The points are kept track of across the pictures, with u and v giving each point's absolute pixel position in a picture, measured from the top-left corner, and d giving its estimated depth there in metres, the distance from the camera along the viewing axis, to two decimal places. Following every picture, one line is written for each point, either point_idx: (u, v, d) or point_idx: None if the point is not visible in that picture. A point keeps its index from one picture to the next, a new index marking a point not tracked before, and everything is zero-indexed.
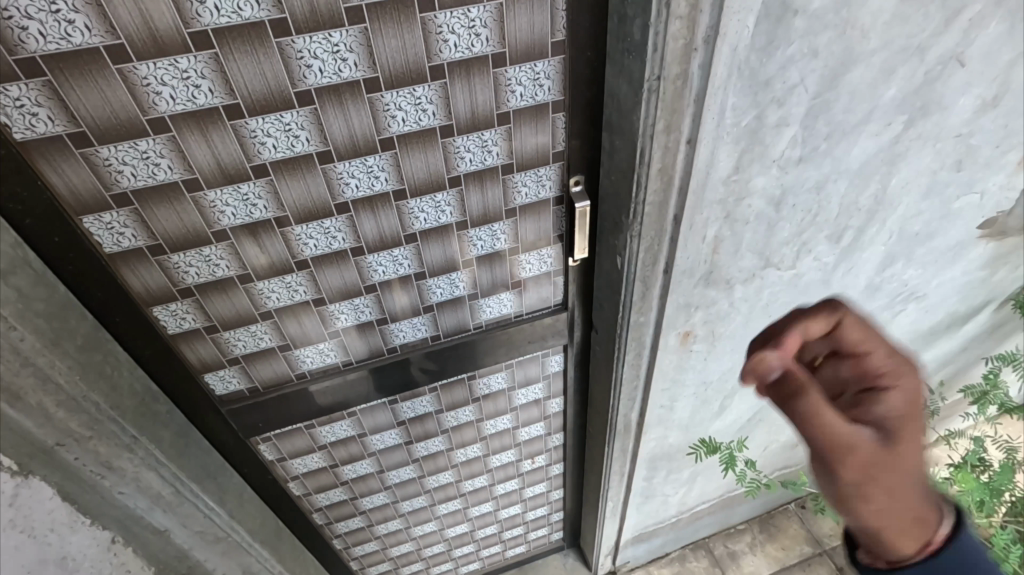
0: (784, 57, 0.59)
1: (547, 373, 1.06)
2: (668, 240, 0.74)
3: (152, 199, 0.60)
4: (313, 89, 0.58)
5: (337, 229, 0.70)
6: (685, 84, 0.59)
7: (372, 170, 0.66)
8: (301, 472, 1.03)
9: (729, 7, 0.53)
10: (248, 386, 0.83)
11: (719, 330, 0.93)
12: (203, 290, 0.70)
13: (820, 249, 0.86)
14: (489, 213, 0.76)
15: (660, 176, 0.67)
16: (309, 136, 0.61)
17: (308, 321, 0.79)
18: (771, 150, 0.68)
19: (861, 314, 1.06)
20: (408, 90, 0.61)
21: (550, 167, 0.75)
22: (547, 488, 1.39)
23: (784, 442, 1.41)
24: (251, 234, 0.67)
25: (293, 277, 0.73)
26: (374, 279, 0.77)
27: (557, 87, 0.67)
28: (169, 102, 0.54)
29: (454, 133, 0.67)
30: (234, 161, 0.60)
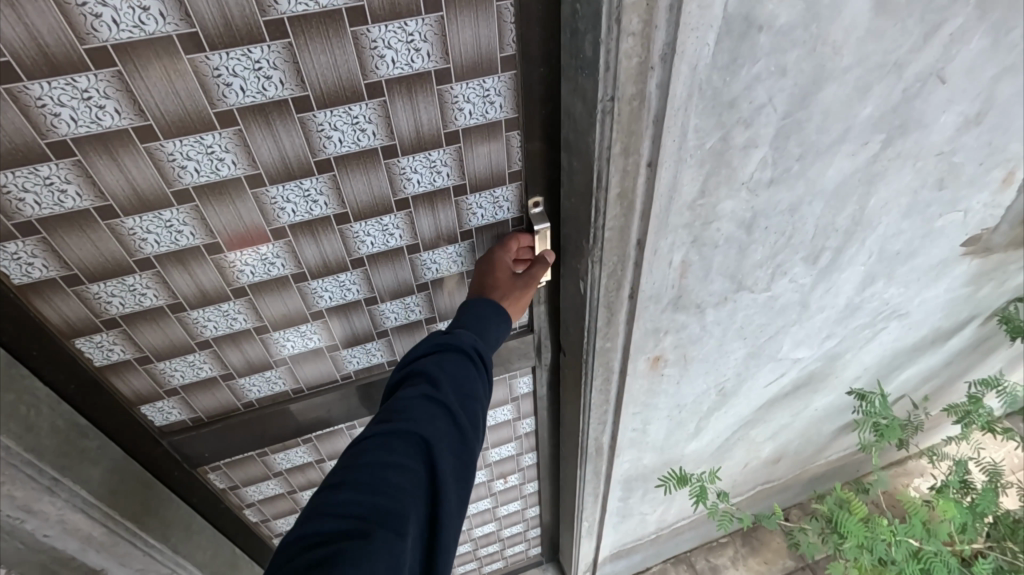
0: (750, 75, 0.54)
1: (516, 395, 1.02)
2: (631, 265, 0.70)
3: (62, 227, 0.55)
4: (235, 108, 0.53)
5: (275, 256, 0.66)
6: (642, 105, 0.54)
7: (311, 195, 0.62)
8: (257, 499, 0.99)
9: (687, 23, 0.49)
10: (191, 416, 0.79)
11: (692, 354, 0.88)
12: (129, 320, 0.65)
13: (796, 270, 0.82)
14: (442, 235, 0.73)
15: (620, 201, 0.62)
16: (235, 159, 0.56)
17: (251, 349, 0.74)
18: (739, 172, 0.63)
19: (841, 333, 1.02)
20: (344, 110, 0.57)
21: (506, 187, 0.71)
22: (522, 506, 1.35)
23: (765, 459, 1.38)
24: (180, 262, 0.62)
25: (230, 305, 0.68)
26: (320, 305, 0.73)
27: (508, 104, 0.63)
28: (70, 124, 0.49)
29: (398, 155, 0.63)
30: (152, 187, 0.55)
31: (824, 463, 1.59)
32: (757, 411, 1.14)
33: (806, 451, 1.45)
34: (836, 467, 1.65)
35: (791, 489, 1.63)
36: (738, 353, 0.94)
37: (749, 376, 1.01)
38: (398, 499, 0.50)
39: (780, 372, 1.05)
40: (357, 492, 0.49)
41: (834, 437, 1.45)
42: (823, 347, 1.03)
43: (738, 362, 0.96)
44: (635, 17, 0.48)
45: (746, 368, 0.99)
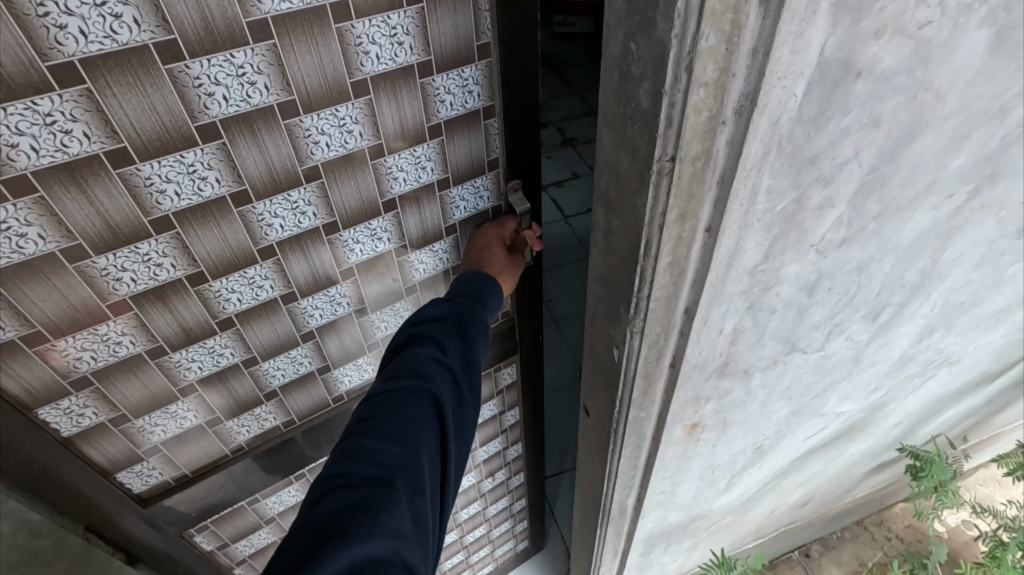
0: (837, 128, 0.45)
1: (501, 389, 0.94)
2: (675, 334, 0.60)
3: (19, 276, 0.44)
4: (219, 121, 0.44)
5: (263, 277, 0.56)
6: (706, 165, 0.44)
7: (297, 205, 0.53)
8: (247, 554, 0.83)
9: (774, 71, 0.38)
10: (175, 476, 0.65)
11: (732, 418, 0.79)
12: (104, 376, 0.52)
13: (854, 328, 0.73)
14: (428, 234, 0.65)
15: (670, 270, 0.52)
16: (219, 176, 0.47)
17: (240, 387, 0.63)
18: (809, 234, 0.54)
19: (889, 384, 0.92)
20: (330, 112, 0.49)
21: (486, 177, 0.65)
22: (508, 502, 1.25)
23: (793, 503, 1.28)
24: (155, 298, 0.51)
25: (216, 339, 0.57)
26: (310, 326, 0.63)
27: (486, 93, 0.58)
28: (30, 155, 0.39)
29: (386, 153, 0.55)
30: (127, 216, 0.45)
31: (850, 500, 1.50)
32: (791, 462, 1.05)
33: (836, 491, 1.35)
34: (861, 503, 1.56)
35: (814, 526, 1.54)
36: (781, 412, 0.84)
37: (790, 432, 0.92)
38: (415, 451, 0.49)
39: (821, 426, 0.95)
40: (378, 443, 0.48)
41: (865, 476, 1.35)
42: (869, 399, 0.94)
43: (780, 420, 0.86)
44: (710, 65, 0.38)
45: (787, 425, 0.89)
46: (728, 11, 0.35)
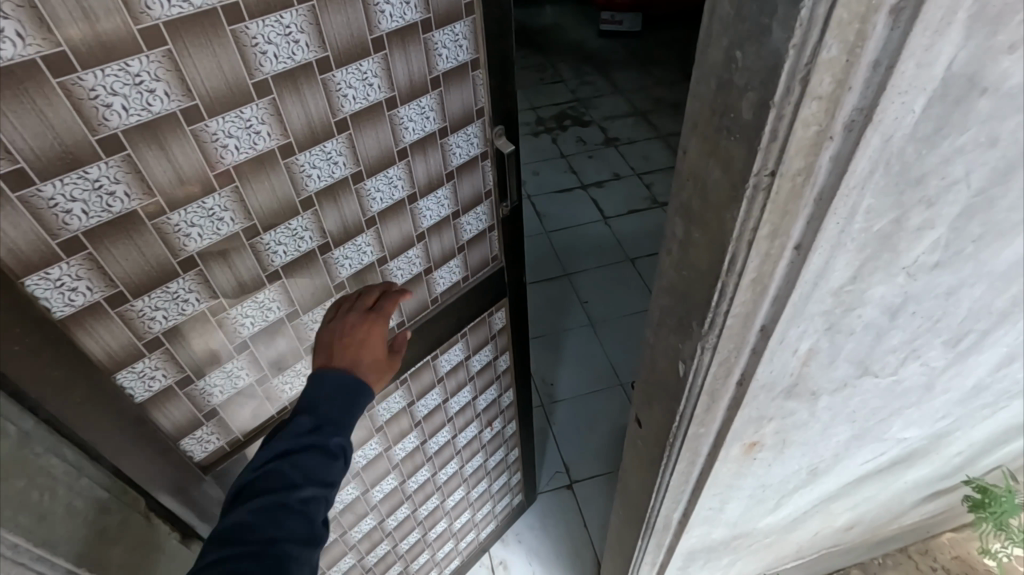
0: (952, 147, 0.42)
1: (495, 331, 0.97)
2: (748, 352, 0.58)
3: (109, 236, 0.46)
4: (270, 78, 0.48)
5: (304, 228, 0.58)
6: (806, 181, 0.42)
7: (329, 154, 0.56)
8: None
9: (896, 86, 0.36)
10: (229, 441, 0.66)
11: (792, 438, 0.76)
12: (174, 336, 0.55)
13: (931, 353, 0.69)
14: (434, 181, 0.69)
15: (753, 286, 0.50)
16: (269, 131, 0.50)
17: (284, 342, 0.64)
18: (903, 256, 0.51)
19: (958, 413, 0.88)
20: (355, 65, 0.53)
21: (477, 124, 0.70)
22: (505, 453, 1.27)
23: (838, 527, 1.23)
24: (216, 253, 0.53)
25: (265, 293, 0.59)
26: (342, 276, 0.65)
27: (474, 46, 0.64)
28: (122, 115, 0.42)
29: (399, 103, 0.59)
30: (196, 172, 0.48)
31: (897, 528, 1.44)
32: (844, 486, 1.01)
33: (884, 518, 1.30)
34: (907, 530, 1.50)
35: (856, 551, 1.48)
36: (842, 435, 0.81)
37: (847, 456, 0.88)
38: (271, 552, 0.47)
39: (881, 451, 0.91)
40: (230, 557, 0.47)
41: (916, 504, 1.29)
42: (934, 427, 0.90)
43: (840, 443, 0.83)
44: (828, 77, 0.36)
45: (846, 449, 0.86)
46: (856, 21, 0.33)
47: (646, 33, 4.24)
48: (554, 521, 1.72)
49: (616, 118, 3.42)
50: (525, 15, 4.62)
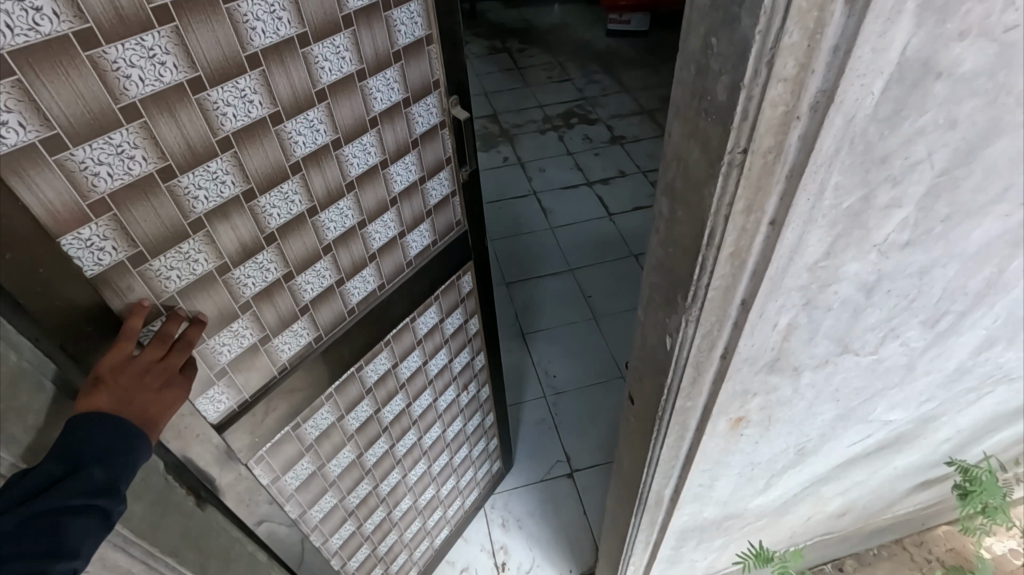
0: (912, 129, 0.46)
1: (464, 295, 1.09)
2: (730, 326, 0.62)
3: (131, 199, 0.51)
4: (259, 52, 0.55)
5: (294, 192, 0.65)
6: (776, 159, 0.45)
7: (312, 122, 0.63)
8: (295, 489, 0.90)
9: (854, 69, 0.40)
10: (238, 398, 0.73)
11: (777, 415, 0.80)
12: (186, 295, 0.60)
13: (910, 334, 0.72)
14: (401, 147, 0.77)
15: (731, 261, 0.54)
16: (260, 100, 0.57)
17: (281, 302, 0.71)
18: (874, 233, 0.54)
19: (942, 397, 0.91)
20: (330, 41, 0.61)
21: (433, 96, 0.79)
22: (480, 416, 1.41)
23: (830, 512, 1.26)
24: (222, 216, 0.59)
25: (264, 254, 0.65)
26: (328, 238, 0.72)
27: (425, 23, 0.72)
28: (139, 85, 0.48)
29: (368, 75, 0.67)
30: (202, 138, 0.54)
31: (890, 517, 1.46)
32: (832, 469, 1.04)
33: (876, 505, 1.33)
34: (901, 521, 1.52)
35: (850, 539, 1.51)
36: (828, 415, 0.84)
37: (834, 437, 0.92)
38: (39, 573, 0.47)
39: (867, 433, 0.94)
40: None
41: (907, 493, 1.32)
42: (919, 411, 0.93)
43: (825, 423, 0.86)
44: (791, 60, 0.39)
45: (832, 429, 0.89)
46: (814, 9, 0.37)
47: (655, 32, 4.27)
48: (554, 507, 1.76)
49: (623, 117, 3.45)
50: (535, 15, 4.67)
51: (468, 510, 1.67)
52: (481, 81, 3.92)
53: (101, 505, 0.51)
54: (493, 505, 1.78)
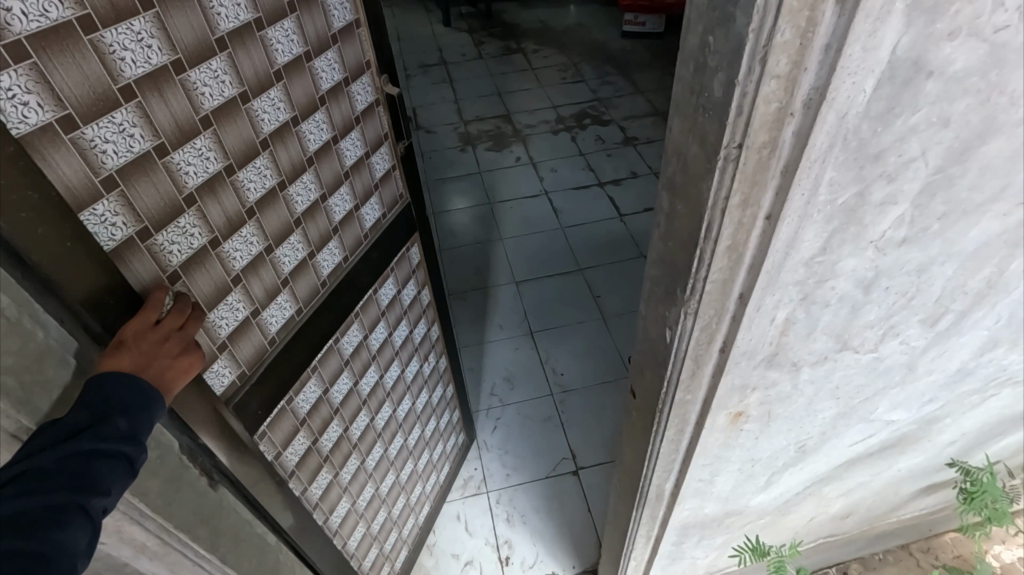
0: (905, 126, 0.47)
1: (413, 266, 1.21)
2: (728, 319, 0.63)
3: (134, 175, 0.56)
4: (225, 35, 0.62)
5: (265, 167, 0.72)
6: (771, 154, 0.47)
7: (275, 101, 0.71)
8: (295, 465, 0.95)
9: (845, 67, 0.41)
10: (239, 373, 0.78)
11: (777, 411, 0.81)
12: (187, 269, 0.65)
13: (910, 332, 0.73)
14: (346, 124, 0.86)
15: (729, 254, 0.55)
16: (230, 80, 0.64)
17: (265, 276, 0.77)
18: (870, 230, 0.56)
19: (945, 398, 0.91)
20: (280, 24, 0.69)
21: (366, 76, 0.89)
22: (441, 388, 1.53)
23: (833, 514, 1.26)
24: (209, 191, 0.65)
25: (247, 228, 0.72)
26: (298, 210, 0.80)
27: (352, 7, 0.82)
28: (133, 66, 0.53)
29: (313, 56, 0.76)
30: (187, 117, 0.60)
31: (895, 522, 1.45)
32: (834, 469, 1.05)
33: (880, 508, 1.32)
34: (907, 526, 1.51)
35: (854, 543, 1.51)
36: (828, 412, 0.85)
37: (835, 435, 0.92)
38: (75, 507, 0.51)
39: (869, 433, 0.95)
40: (15, 508, 0.49)
41: (913, 496, 1.32)
42: (922, 412, 0.93)
43: (826, 421, 0.87)
44: (783, 58, 0.41)
45: (833, 428, 0.90)
46: (805, 9, 0.38)
47: (669, 34, 4.28)
48: (558, 504, 1.77)
49: (636, 118, 3.46)
50: (550, 16, 4.69)
51: (442, 486, 1.74)
52: (495, 81, 3.95)
53: (125, 452, 0.55)
54: (498, 500, 1.80)
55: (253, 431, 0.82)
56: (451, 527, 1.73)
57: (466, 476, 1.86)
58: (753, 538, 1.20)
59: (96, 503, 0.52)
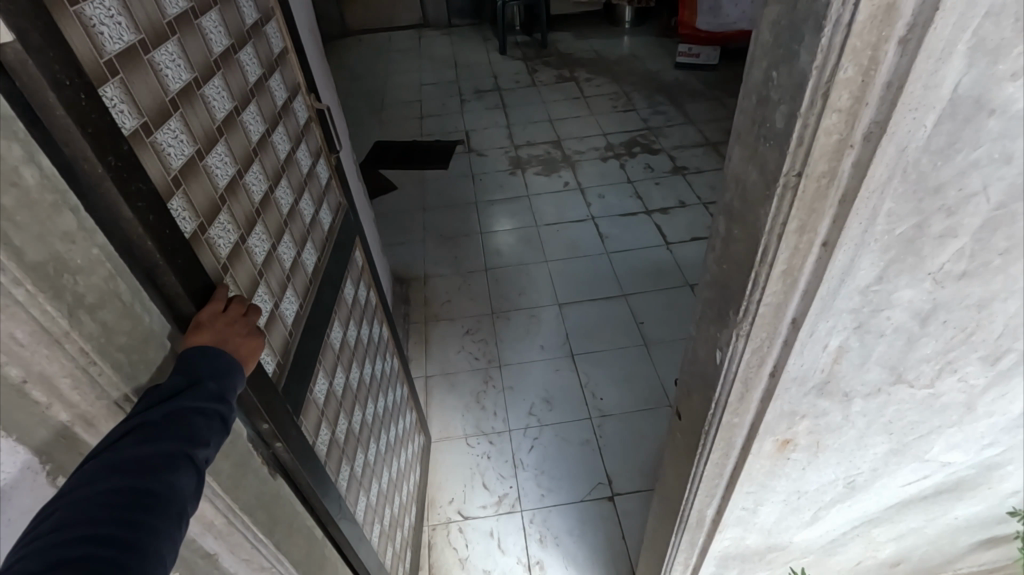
0: (966, 160, 0.49)
1: (359, 268, 1.37)
2: (780, 343, 0.64)
3: (189, 176, 0.71)
4: (217, 60, 0.80)
5: (259, 172, 0.90)
6: (830, 183, 0.49)
7: (254, 115, 0.90)
8: (324, 453, 1.06)
9: (906, 102, 0.44)
10: (277, 361, 0.91)
11: (826, 442, 0.81)
12: (230, 260, 0.80)
13: (969, 369, 0.72)
14: (297, 137, 1.07)
15: (784, 278, 0.57)
16: (227, 97, 0.82)
17: (276, 270, 0.93)
18: (928, 262, 0.57)
19: (1008, 442, 0.87)
20: (244, 52, 0.89)
21: (299, 98, 1.11)
22: (400, 388, 1.67)
23: (882, 562, 1.20)
24: (232, 191, 0.81)
25: (258, 226, 0.88)
26: (285, 209, 0.98)
27: (281, 39, 1.05)
28: (173, 82, 0.69)
29: (268, 79, 0.97)
30: (208, 126, 0.77)
31: None
32: (885, 510, 1.01)
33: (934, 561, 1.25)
34: None
35: None
36: (880, 448, 0.84)
37: (885, 473, 0.90)
38: (185, 455, 0.58)
39: (923, 475, 0.92)
40: (139, 453, 0.55)
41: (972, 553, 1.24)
42: (982, 456, 0.89)
43: (877, 458, 0.86)
44: (845, 93, 0.43)
45: (884, 465, 0.88)
46: (869, 48, 0.41)
47: (723, 66, 4.29)
48: (593, 528, 1.76)
49: (686, 148, 3.47)
50: (604, 47, 4.79)
51: (419, 488, 1.80)
52: (547, 108, 4.04)
53: (219, 409, 0.63)
54: (531, 519, 1.80)
55: (298, 414, 0.94)
56: (483, 543, 1.74)
57: (501, 493, 1.87)
58: (799, 568, 1.14)
59: (201, 453, 0.60)
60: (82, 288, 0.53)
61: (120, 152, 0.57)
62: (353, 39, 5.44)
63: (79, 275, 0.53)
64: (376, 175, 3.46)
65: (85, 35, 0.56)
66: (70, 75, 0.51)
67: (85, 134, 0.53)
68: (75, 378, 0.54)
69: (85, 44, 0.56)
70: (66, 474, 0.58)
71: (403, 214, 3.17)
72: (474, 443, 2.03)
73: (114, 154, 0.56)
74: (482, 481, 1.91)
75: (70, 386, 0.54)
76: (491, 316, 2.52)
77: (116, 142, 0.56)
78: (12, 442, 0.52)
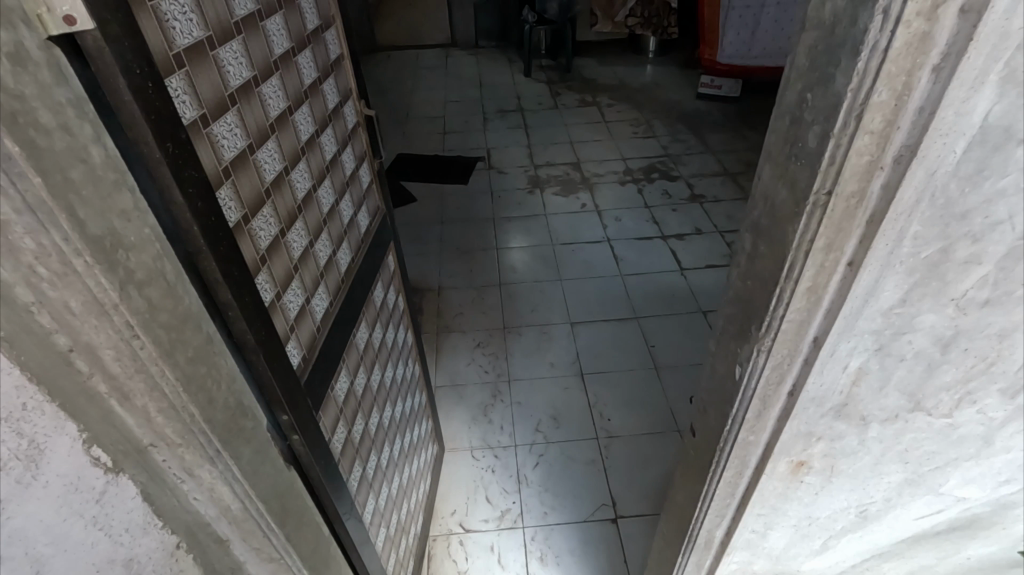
0: (993, 188, 0.50)
1: (391, 272, 1.39)
2: (800, 361, 0.65)
3: (239, 168, 0.74)
4: (276, 61, 0.84)
5: (304, 169, 0.93)
6: (859, 203, 0.51)
7: (305, 114, 0.94)
8: (339, 452, 1.07)
9: (937, 128, 0.46)
10: (303, 354, 0.93)
11: (840, 466, 0.81)
12: (269, 252, 0.82)
13: (988, 402, 0.68)
14: (343, 140, 1.11)
15: (807, 296, 0.58)
16: (282, 96, 0.86)
17: (311, 265, 0.95)
18: (950, 287, 0.58)
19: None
20: (301, 54, 0.93)
21: (349, 102, 1.15)
22: (418, 393, 1.68)
23: None
24: (277, 186, 0.85)
25: (297, 221, 0.91)
26: (325, 207, 1.01)
27: (339, 46, 1.09)
28: (234, 79, 0.73)
29: (322, 82, 1.01)
30: (261, 123, 0.80)
31: None
32: (894, 544, 0.96)
33: None
34: None
35: None
36: (894, 478, 0.83)
37: (898, 505, 0.88)
38: None
39: (937, 509, 0.87)
40: None
41: None
42: (999, 493, 0.80)
43: (890, 487, 0.85)
44: (878, 116, 0.45)
45: (897, 496, 0.86)
46: (902, 74, 0.43)
47: (745, 99, 4.33)
48: (594, 550, 1.74)
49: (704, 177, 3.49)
50: (628, 75, 4.86)
51: (428, 495, 1.80)
52: (569, 130, 4.10)
53: None
54: (533, 537, 1.78)
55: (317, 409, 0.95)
56: (484, 557, 1.73)
57: (505, 508, 1.86)
58: None
59: None
60: (133, 264, 0.55)
61: (178, 140, 0.60)
62: (384, 53, 5.57)
63: (131, 253, 0.55)
64: (397, 187, 3.52)
65: (158, 28, 0.59)
66: (142, 64, 0.54)
67: (148, 119, 0.55)
68: (118, 350, 0.56)
69: (157, 37, 0.59)
70: (102, 444, 0.60)
71: (421, 225, 3.22)
72: (480, 456, 2.02)
73: (172, 140, 0.59)
74: (485, 495, 1.90)
75: (113, 358, 0.56)
76: (504, 330, 2.53)
77: (175, 128, 0.59)
78: (56, 408, 0.54)
